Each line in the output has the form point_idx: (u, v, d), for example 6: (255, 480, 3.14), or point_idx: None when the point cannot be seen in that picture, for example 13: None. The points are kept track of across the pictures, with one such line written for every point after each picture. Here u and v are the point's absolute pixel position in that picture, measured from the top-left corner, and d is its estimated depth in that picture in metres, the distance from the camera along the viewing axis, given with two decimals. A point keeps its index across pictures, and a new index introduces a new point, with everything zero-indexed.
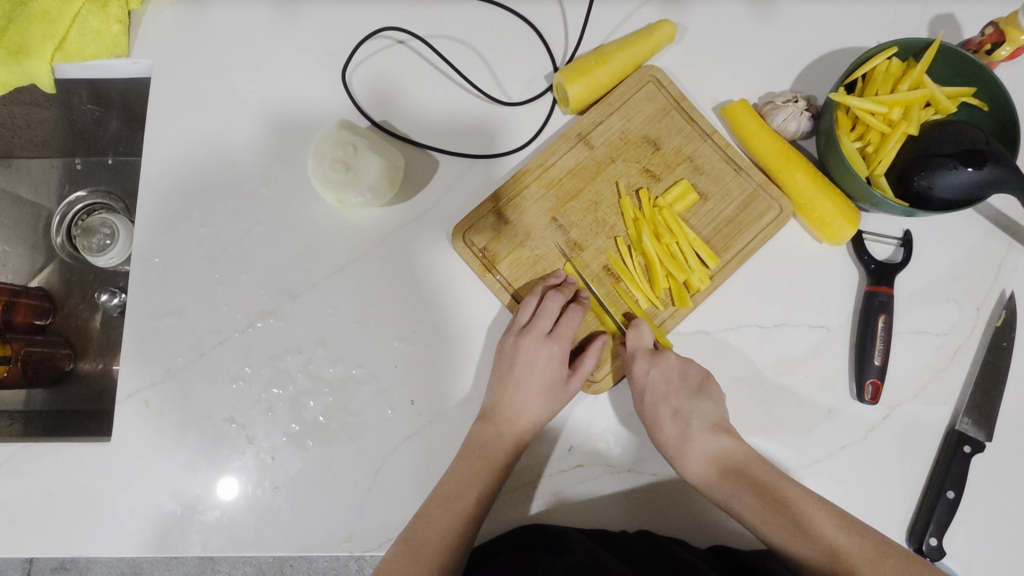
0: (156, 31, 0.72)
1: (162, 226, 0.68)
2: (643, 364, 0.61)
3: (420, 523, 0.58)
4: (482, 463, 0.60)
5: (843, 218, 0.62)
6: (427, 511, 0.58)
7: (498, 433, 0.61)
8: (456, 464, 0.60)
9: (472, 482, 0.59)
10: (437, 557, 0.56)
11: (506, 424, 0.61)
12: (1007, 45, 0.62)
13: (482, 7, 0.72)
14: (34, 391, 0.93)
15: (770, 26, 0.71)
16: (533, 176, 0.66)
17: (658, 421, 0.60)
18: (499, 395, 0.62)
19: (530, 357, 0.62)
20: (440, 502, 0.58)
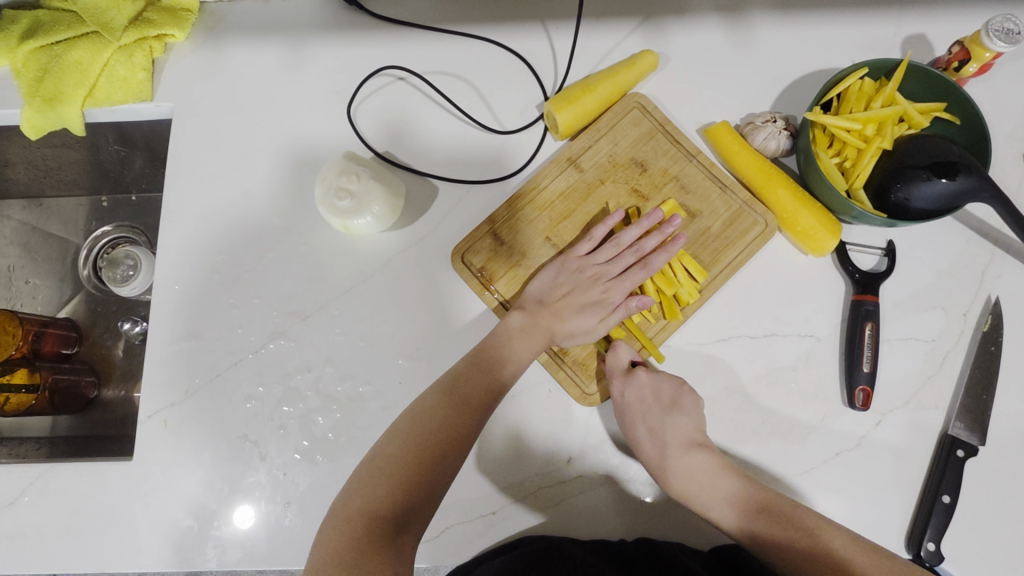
0: (177, 76, 0.79)
1: (181, 255, 0.73)
2: (620, 387, 0.64)
3: (386, 451, 0.57)
4: (459, 395, 0.60)
5: (824, 230, 0.65)
6: (395, 440, 0.58)
7: (541, 332, 0.64)
8: (465, 363, 0.63)
9: (444, 413, 0.59)
10: (418, 456, 0.56)
11: (545, 325, 0.65)
12: (973, 62, 0.65)
13: (476, 43, 0.77)
14: (60, 417, 0.97)
15: (748, 51, 0.75)
16: (526, 199, 0.70)
17: (637, 439, 0.63)
18: (547, 296, 0.66)
19: (588, 285, 0.66)
20: (409, 430, 0.58)
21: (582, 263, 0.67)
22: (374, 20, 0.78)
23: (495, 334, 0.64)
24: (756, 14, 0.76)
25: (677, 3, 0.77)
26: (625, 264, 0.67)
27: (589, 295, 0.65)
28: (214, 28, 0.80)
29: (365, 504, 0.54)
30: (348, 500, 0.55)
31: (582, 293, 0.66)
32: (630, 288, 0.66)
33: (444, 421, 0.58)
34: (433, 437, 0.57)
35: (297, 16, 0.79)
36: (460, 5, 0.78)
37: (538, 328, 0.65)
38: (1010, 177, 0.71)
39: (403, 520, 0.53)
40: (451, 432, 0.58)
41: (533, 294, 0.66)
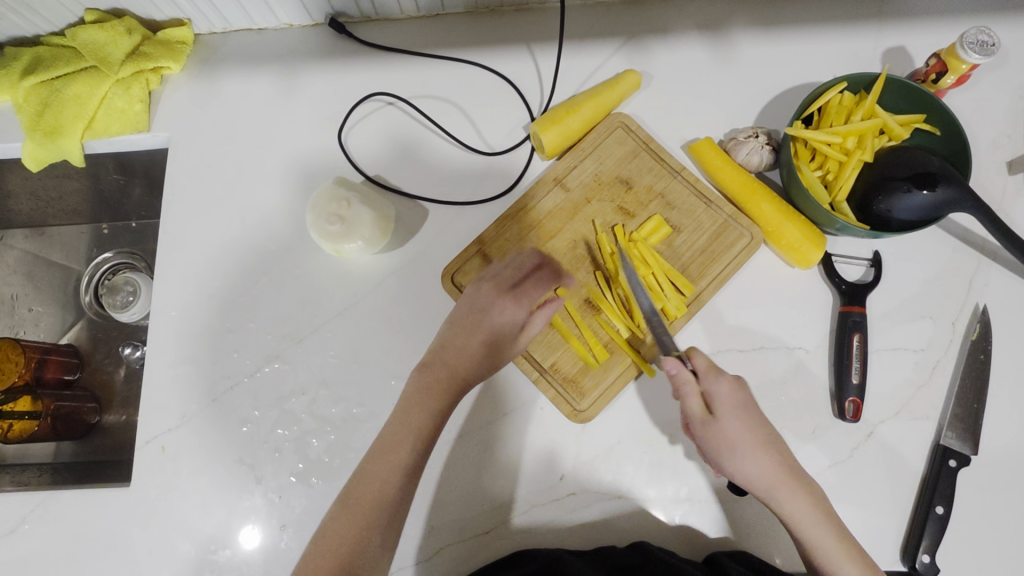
0: (174, 106, 0.81)
1: (177, 282, 0.74)
2: (727, 388, 0.60)
3: (331, 527, 0.56)
4: (383, 462, 0.58)
5: (808, 242, 0.66)
6: (336, 514, 0.56)
7: (439, 382, 0.62)
8: (362, 466, 0.59)
9: (375, 481, 0.57)
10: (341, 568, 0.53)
11: (439, 373, 0.62)
12: (950, 74, 0.66)
13: (463, 68, 0.79)
14: (63, 443, 0.98)
15: (731, 68, 0.77)
16: (514, 219, 0.71)
17: (755, 445, 0.59)
18: (443, 348, 0.64)
19: (482, 310, 0.65)
20: (324, 548, 0.55)
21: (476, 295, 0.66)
22: (363, 47, 0.80)
23: (403, 398, 0.62)
24: (737, 32, 0.78)
25: (659, 24, 0.79)
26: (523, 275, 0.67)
27: (490, 321, 0.64)
28: (208, 59, 0.82)
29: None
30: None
31: (481, 321, 0.64)
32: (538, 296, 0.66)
33: (370, 493, 0.56)
34: (367, 507, 0.56)
35: (289, 45, 0.82)
36: (447, 31, 0.80)
37: (438, 381, 0.62)
38: (993, 185, 0.71)
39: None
40: (378, 503, 0.56)
41: (432, 355, 0.64)
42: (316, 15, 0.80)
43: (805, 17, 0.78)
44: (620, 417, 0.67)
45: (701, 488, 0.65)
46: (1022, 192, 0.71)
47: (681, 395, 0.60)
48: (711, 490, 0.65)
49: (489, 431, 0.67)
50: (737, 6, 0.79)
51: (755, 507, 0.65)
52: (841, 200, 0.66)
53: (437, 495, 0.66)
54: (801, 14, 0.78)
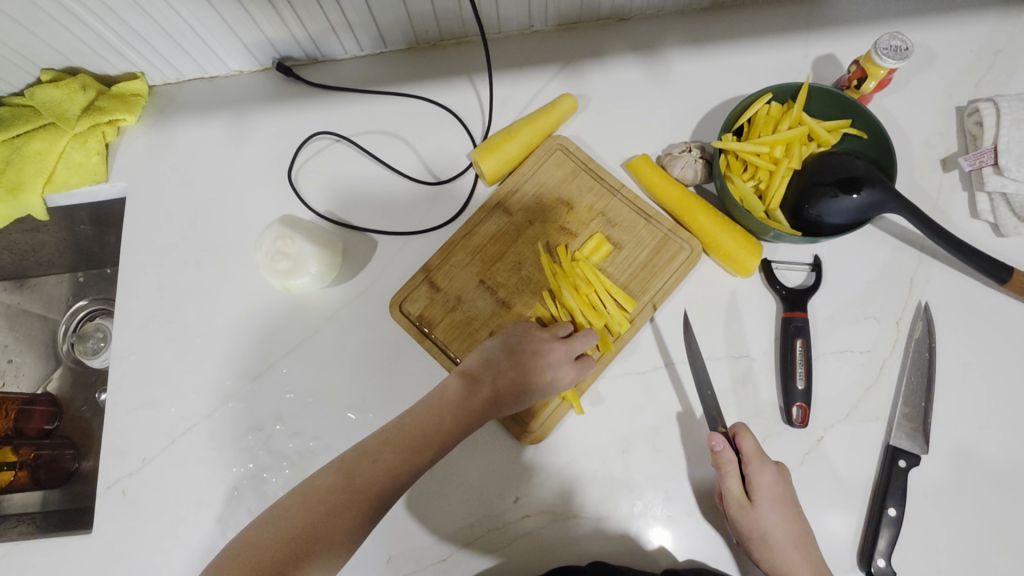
0: (131, 156, 0.83)
1: (137, 327, 0.76)
2: (769, 477, 0.60)
3: (323, 494, 0.54)
4: (401, 454, 0.58)
5: (745, 251, 0.67)
6: (334, 482, 0.55)
7: (473, 404, 0.62)
8: (366, 447, 0.58)
9: (381, 471, 0.56)
10: (296, 541, 0.52)
11: (483, 391, 0.62)
12: (870, 80, 0.67)
13: (407, 102, 0.81)
14: (49, 492, 0.98)
15: (665, 86, 0.79)
16: (458, 245, 0.73)
17: (783, 538, 0.59)
18: (492, 364, 0.63)
19: (537, 346, 0.63)
20: (289, 513, 0.53)
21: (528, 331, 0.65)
22: (310, 89, 0.83)
23: (443, 400, 0.62)
24: (669, 51, 0.80)
25: (594, 48, 0.81)
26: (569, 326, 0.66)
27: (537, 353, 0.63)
28: (164, 109, 0.85)
29: (284, 541, 0.52)
30: (270, 531, 0.52)
31: (530, 353, 0.63)
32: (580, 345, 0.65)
33: (376, 481, 0.56)
34: (363, 492, 0.55)
35: (240, 91, 0.84)
36: (390, 68, 0.83)
37: (478, 395, 0.62)
38: (929, 184, 0.72)
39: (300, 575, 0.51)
40: (376, 496, 0.55)
41: (475, 362, 0.64)
42: (262, 60, 0.83)
43: (735, 32, 0.80)
44: (573, 436, 0.68)
45: (656, 504, 0.65)
46: (958, 188, 0.72)
47: (720, 471, 0.60)
48: (666, 506, 0.65)
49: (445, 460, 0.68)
50: (668, 26, 0.81)
51: (712, 519, 0.64)
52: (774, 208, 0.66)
53: (395, 527, 0.66)
54: (731, 28, 0.80)
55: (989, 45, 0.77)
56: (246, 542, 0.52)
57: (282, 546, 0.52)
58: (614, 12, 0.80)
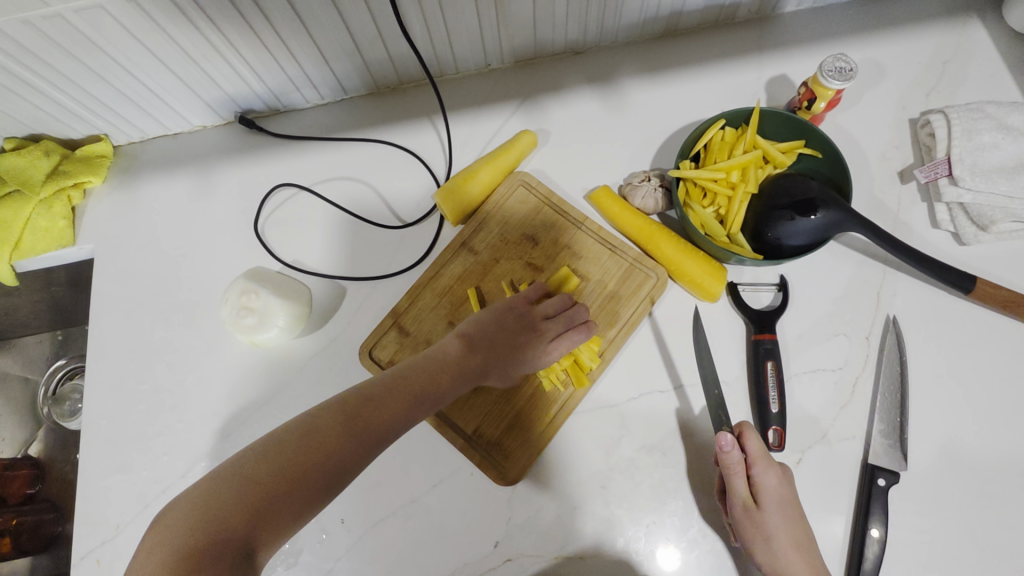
0: (97, 218, 0.83)
1: (108, 390, 0.75)
2: (773, 478, 0.59)
3: (322, 432, 0.48)
4: (406, 402, 0.52)
5: (709, 277, 0.67)
6: (334, 421, 0.49)
7: (466, 367, 0.59)
8: (371, 387, 0.52)
9: (385, 417, 0.51)
10: (287, 480, 0.45)
11: (474, 357, 0.60)
12: (820, 100, 0.68)
13: (370, 147, 0.82)
14: (38, 557, 1.00)
15: (623, 115, 0.80)
16: (426, 287, 0.73)
17: (786, 536, 0.58)
18: (484, 330, 0.62)
19: (528, 319, 0.64)
20: (280, 448, 0.46)
21: (521, 306, 0.65)
22: (273, 139, 0.83)
23: (437, 360, 0.57)
24: (625, 81, 0.81)
25: (551, 83, 0.82)
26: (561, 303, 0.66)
27: (527, 326, 0.64)
28: (129, 169, 0.85)
29: (275, 478, 0.45)
30: (254, 465, 0.45)
31: (519, 327, 0.63)
32: (570, 318, 0.65)
33: (376, 425, 0.50)
34: (364, 433, 0.49)
35: (204, 145, 0.85)
36: (352, 114, 0.84)
37: (470, 360, 0.59)
38: (889, 196, 0.73)
39: (279, 520, 0.44)
40: (371, 441, 0.49)
41: (468, 330, 0.62)
42: (224, 114, 0.83)
43: (687, 59, 0.81)
44: (550, 474, 0.67)
45: (639, 538, 0.64)
46: (917, 199, 0.72)
47: (728, 474, 0.58)
48: (649, 539, 0.64)
49: (423, 507, 0.67)
50: (622, 56, 0.82)
51: (695, 551, 0.64)
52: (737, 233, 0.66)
53: None
54: (683, 55, 0.81)
55: (937, 56, 0.78)
56: (223, 476, 0.45)
57: (264, 484, 0.45)
58: (568, 46, 0.82)
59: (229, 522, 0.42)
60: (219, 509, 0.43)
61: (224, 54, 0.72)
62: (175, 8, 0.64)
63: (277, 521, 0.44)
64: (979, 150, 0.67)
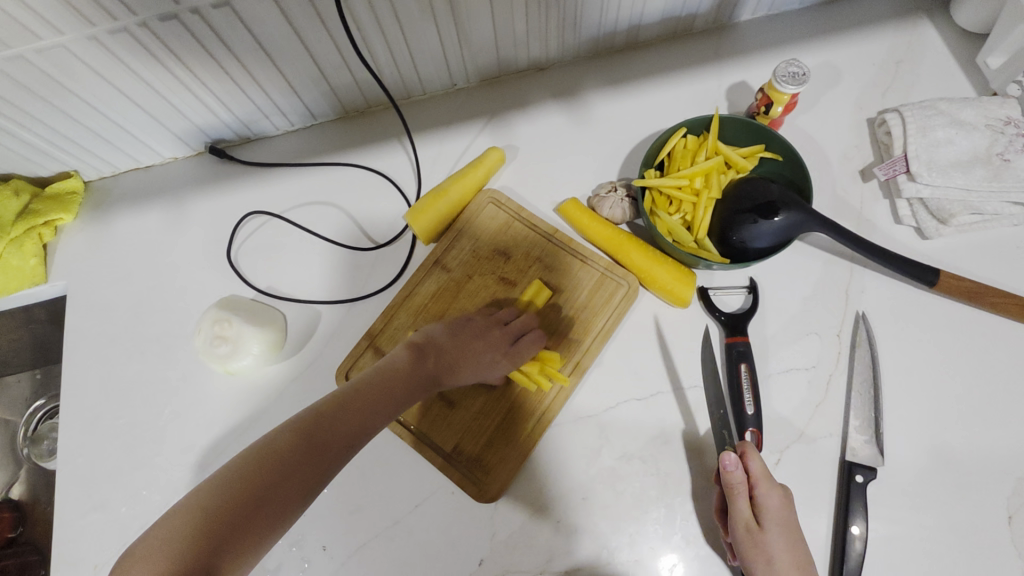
0: (70, 254, 0.83)
1: (84, 427, 0.74)
2: (778, 501, 0.58)
3: (281, 452, 0.49)
4: (361, 414, 0.54)
5: (678, 283, 0.68)
6: (291, 440, 0.50)
7: (420, 376, 0.60)
8: (327, 403, 0.54)
9: (342, 430, 0.52)
10: (249, 502, 0.46)
11: (429, 365, 0.62)
12: (777, 105, 0.70)
13: (341, 171, 0.83)
14: None
15: (589, 128, 0.81)
16: (400, 307, 0.73)
17: (791, 562, 0.56)
18: (439, 340, 0.64)
19: (483, 327, 0.66)
20: (241, 472, 0.47)
21: (474, 318, 0.67)
22: (244, 168, 0.84)
23: (391, 371, 0.59)
24: (589, 94, 0.83)
25: (517, 100, 0.83)
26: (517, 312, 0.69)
27: (484, 334, 0.65)
28: (101, 204, 0.84)
29: (237, 503, 0.46)
30: (216, 492, 0.46)
31: (476, 336, 0.65)
32: (526, 325, 0.67)
33: (332, 439, 0.52)
34: (323, 449, 0.51)
35: (175, 177, 0.85)
36: (322, 139, 0.85)
37: (424, 369, 0.61)
38: (852, 195, 0.74)
39: (236, 551, 0.44)
40: (326, 458, 0.51)
41: (422, 341, 0.64)
42: (195, 145, 0.84)
43: (649, 70, 0.83)
44: (531, 489, 0.67)
45: (623, 548, 0.64)
46: (879, 196, 0.74)
47: (731, 494, 0.57)
48: (633, 549, 0.64)
49: (405, 529, 0.66)
50: (586, 70, 0.84)
51: (679, 558, 0.63)
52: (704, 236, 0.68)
53: None
54: (645, 67, 0.83)
55: (891, 56, 0.80)
56: (185, 508, 0.45)
57: (220, 516, 0.45)
58: (532, 63, 0.83)
59: (191, 551, 0.42)
60: (181, 540, 0.43)
61: (191, 88, 0.73)
62: (138, 45, 0.64)
63: (238, 552, 0.44)
64: (933, 146, 0.69)
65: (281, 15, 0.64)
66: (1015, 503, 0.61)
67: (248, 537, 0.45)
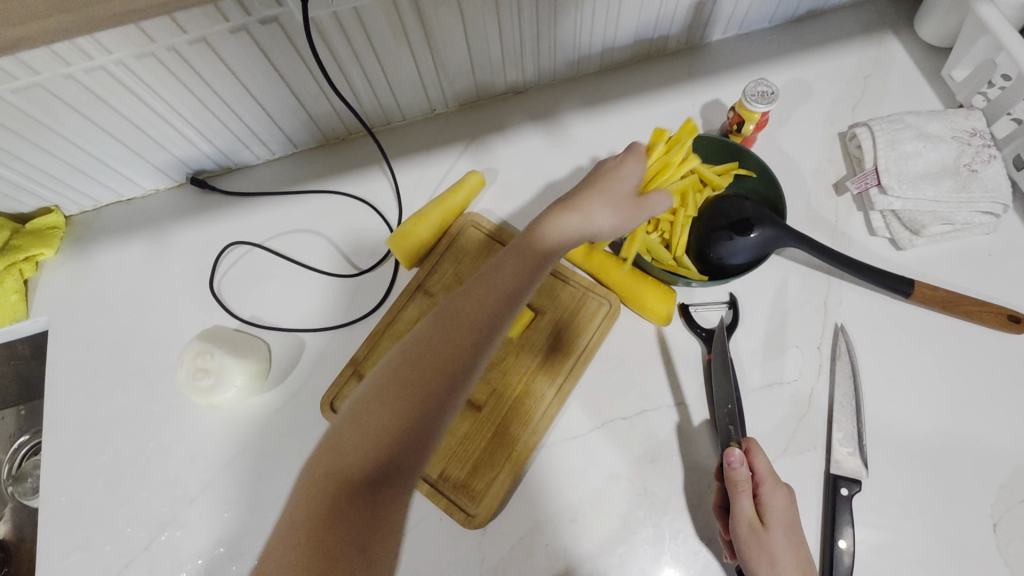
0: (51, 289, 0.82)
1: (66, 464, 0.73)
2: (780, 502, 0.58)
3: (423, 340, 0.49)
4: (500, 284, 0.51)
5: (659, 300, 0.69)
6: (431, 329, 0.49)
7: (550, 240, 0.56)
8: (468, 287, 0.52)
9: (481, 306, 0.50)
10: (410, 388, 0.47)
11: (556, 227, 0.57)
12: (748, 123, 0.71)
13: (322, 198, 0.83)
14: None
15: (567, 149, 0.82)
16: (384, 333, 0.73)
17: (793, 562, 0.55)
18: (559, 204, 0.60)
19: (596, 186, 0.60)
20: (394, 365, 0.48)
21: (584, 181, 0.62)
22: (226, 198, 0.84)
23: (512, 245, 0.56)
24: (567, 115, 0.84)
25: (496, 123, 0.84)
26: (613, 164, 0.62)
27: (600, 193, 0.59)
28: (82, 238, 0.84)
29: (398, 390, 0.47)
30: (380, 382, 0.48)
31: (595, 194, 0.59)
32: (629, 174, 0.61)
33: (475, 314, 0.50)
34: (465, 324, 0.49)
35: (157, 208, 0.85)
36: (304, 167, 0.85)
37: (554, 229, 0.57)
38: (827, 208, 0.75)
39: (424, 453, 0.46)
40: (477, 331, 0.49)
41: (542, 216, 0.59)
42: (177, 176, 0.84)
43: (625, 91, 0.84)
44: (520, 512, 0.66)
45: (613, 568, 0.64)
46: (853, 209, 0.75)
47: (734, 491, 0.57)
48: (623, 569, 0.64)
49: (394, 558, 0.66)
50: (564, 92, 0.85)
51: None
52: (691, 127, 0.67)
53: None
54: (622, 87, 0.84)
55: (859, 72, 0.82)
56: (359, 403, 0.48)
57: (389, 403, 0.46)
58: (510, 86, 0.84)
59: (372, 438, 0.46)
60: (361, 430, 0.46)
61: (170, 120, 0.73)
62: (115, 81, 0.65)
63: (415, 433, 0.46)
64: (902, 159, 0.70)
65: (255, 46, 0.65)
66: (999, 510, 0.62)
67: (429, 423, 0.46)
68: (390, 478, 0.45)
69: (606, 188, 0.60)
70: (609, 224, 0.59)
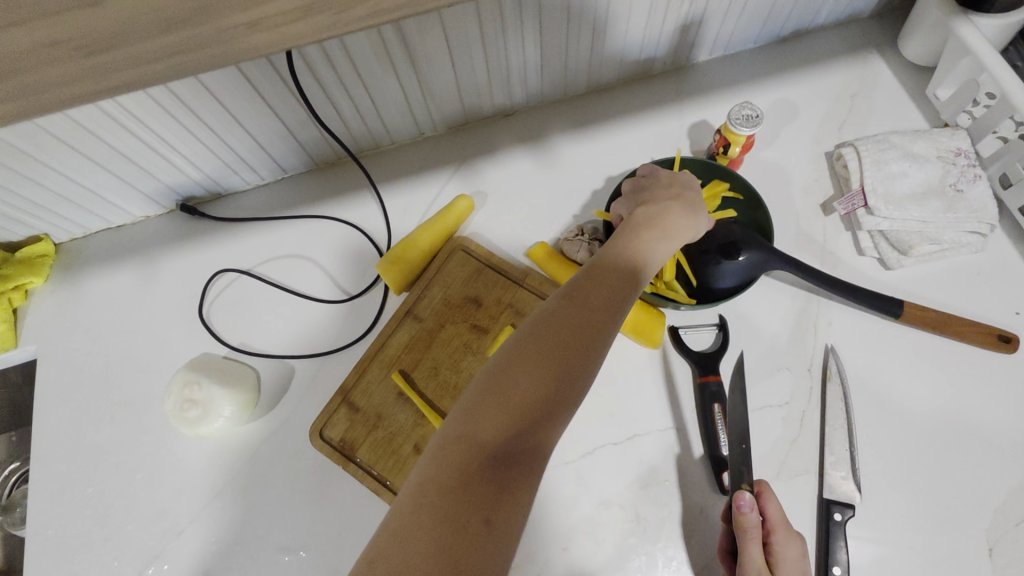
0: (39, 318, 0.81)
1: (53, 497, 0.72)
2: (793, 553, 0.56)
3: (557, 317, 0.47)
4: (621, 277, 0.51)
5: (648, 323, 0.69)
6: (565, 307, 0.48)
7: (658, 233, 0.55)
8: (589, 273, 0.51)
9: (606, 295, 0.49)
10: (553, 362, 0.45)
11: (661, 217, 0.56)
12: (734, 145, 0.71)
13: (311, 223, 0.83)
14: None
15: (556, 171, 0.82)
16: (373, 360, 0.73)
17: None
18: (655, 196, 0.60)
19: (680, 187, 0.61)
20: (533, 335, 0.46)
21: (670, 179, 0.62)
22: (216, 225, 0.84)
23: (625, 236, 0.55)
24: (555, 138, 0.84)
25: (485, 146, 0.85)
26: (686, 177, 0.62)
27: (689, 196, 0.60)
28: (71, 266, 0.84)
29: (541, 362, 0.45)
30: (522, 350, 0.46)
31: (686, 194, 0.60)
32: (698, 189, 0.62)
33: (602, 302, 0.49)
34: (595, 311, 0.48)
35: (147, 235, 0.85)
36: (294, 192, 0.85)
37: (660, 221, 0.56)
38: (815, 228, 0.75)
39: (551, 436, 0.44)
40: (605, 320, 0.48)
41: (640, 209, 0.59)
42: (166, 204, 0.84)
43: (613, 113, 0.85)
44: None
45: None
46: (841, 229, 0.75)
47: (743, 538, 0.55)
48: None
49: None
50: (552, 115, 0.85)
51: None
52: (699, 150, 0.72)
53: None
54: (609, 109, 0.85)
55: (844, 91, 0.82)
56: (493, 372, 0.45)
57: (531, 374, 0.44)
58: (499, 110, 0.85)
59: (506, 413, 0.43)
60: (497, 399, 0.43)
61: (158, 150, 0.73)
62: (102, 114, 0.65)
63: (551, 415, 0.44)
64: (888, 179, 0.71)
65: (242, 77, 0.65)
66: (993, 534, 0.61)
67: (562, 405, 0.44)
68: (523, 457, 0.42)
69: (686, 191, 0.60)
70: (706, 224, 0.60)
